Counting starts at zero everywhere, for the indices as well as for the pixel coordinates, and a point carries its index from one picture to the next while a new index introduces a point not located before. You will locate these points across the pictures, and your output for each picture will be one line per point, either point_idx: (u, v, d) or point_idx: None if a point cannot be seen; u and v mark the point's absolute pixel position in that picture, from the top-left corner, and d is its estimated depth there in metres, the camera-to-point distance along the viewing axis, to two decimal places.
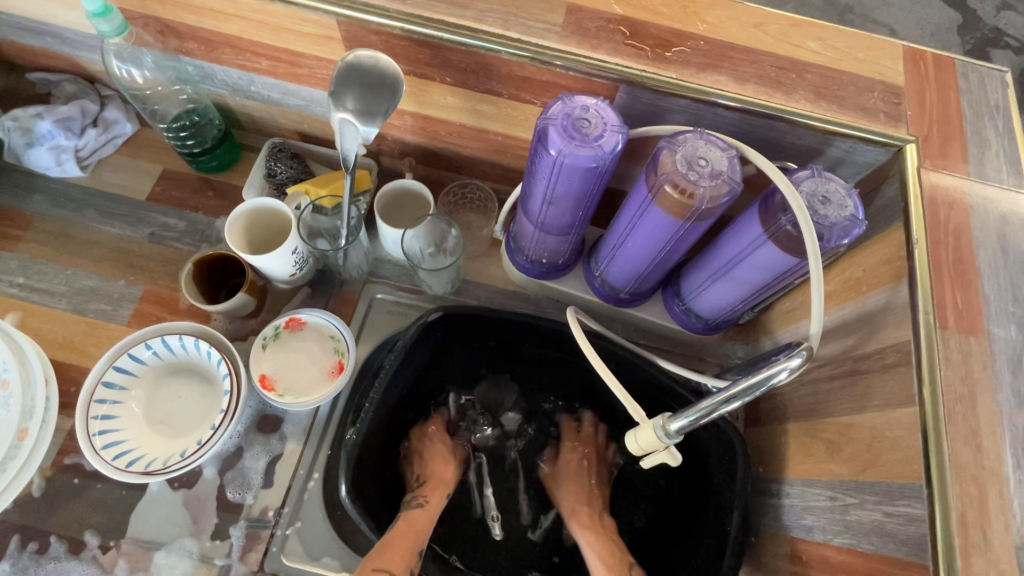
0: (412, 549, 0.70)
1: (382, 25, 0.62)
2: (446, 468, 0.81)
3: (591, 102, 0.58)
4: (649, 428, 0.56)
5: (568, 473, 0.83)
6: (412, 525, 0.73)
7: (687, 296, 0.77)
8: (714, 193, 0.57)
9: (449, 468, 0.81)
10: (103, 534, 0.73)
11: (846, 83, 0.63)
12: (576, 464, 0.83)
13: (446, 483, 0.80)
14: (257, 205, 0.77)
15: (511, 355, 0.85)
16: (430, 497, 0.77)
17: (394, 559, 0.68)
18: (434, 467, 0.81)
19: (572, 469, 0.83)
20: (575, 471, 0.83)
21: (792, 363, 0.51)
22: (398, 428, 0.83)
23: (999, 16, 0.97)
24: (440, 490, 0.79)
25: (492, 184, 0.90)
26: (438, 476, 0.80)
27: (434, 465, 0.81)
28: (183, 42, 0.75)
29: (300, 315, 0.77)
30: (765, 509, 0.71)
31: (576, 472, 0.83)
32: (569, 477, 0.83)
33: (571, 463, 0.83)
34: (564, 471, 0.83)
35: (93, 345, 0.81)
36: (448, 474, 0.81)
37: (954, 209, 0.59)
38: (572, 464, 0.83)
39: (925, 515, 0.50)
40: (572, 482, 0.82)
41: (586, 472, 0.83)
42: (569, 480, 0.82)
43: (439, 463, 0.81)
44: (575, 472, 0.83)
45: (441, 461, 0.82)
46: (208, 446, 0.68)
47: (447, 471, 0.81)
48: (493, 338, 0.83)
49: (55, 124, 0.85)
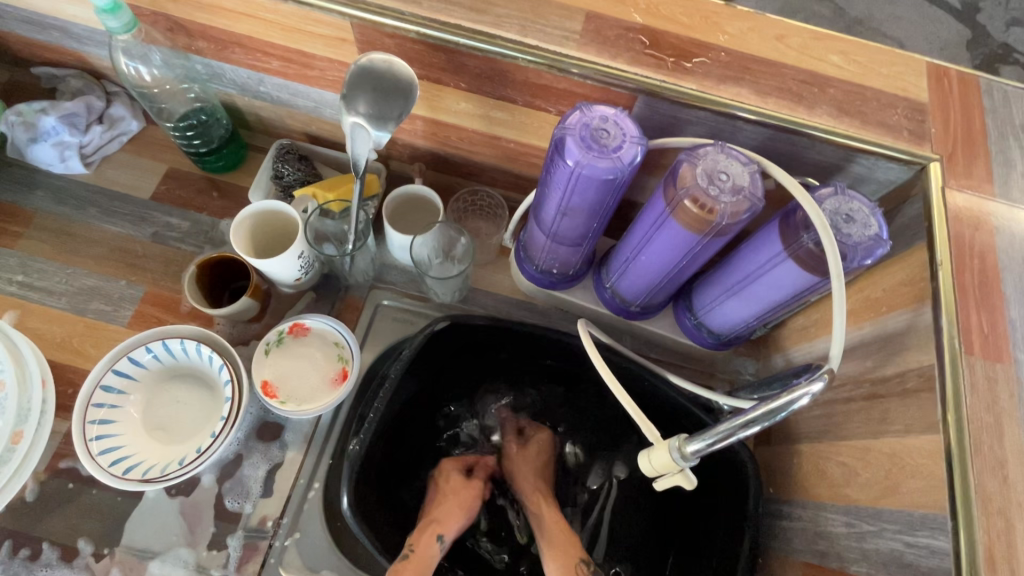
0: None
1: (397, 28, 0.61)
2: (450, 518, 0.75)
3: (610, 112, 0.57)
4: (664, 449, 0.55)
5: (517, 462, 0.81)
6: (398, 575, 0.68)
7: (699, 311, 0.76)
8: (735, 209, 0.56)
9: (452, 512, 0.76)
10: (97, 542, 0.71)
11: (869, 98, 0.61)
12: (525, 454, 0.82)
13: (441, 525, 0.74)
14: (264, 207, 0.76)
15: (519, 366, 0.84)
16: (417, 544, 0.72)
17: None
18: (436, 508, 0.76)
19: (524, 459, 0.81)
20: (528, 460, 0.81)
21: (815, 387, 0.49)
22: (404, 435, 0.80)
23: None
24: (430, 534, 0.73)
25: (502, 192, 0.88)
26: (437, 517, 0.75)
27: (439, 506, 0.76)
28: (192, 40, 0.74)
29: (304, 320, 0.76)
30: (776, 531, 0.69)
31: (528, 459, 0.81)
32: (523, 464, 0.81)
33: (525, 455, 0.82)
34: (516, 464, 0.81)
35: (92, 347, 0.79)
36: (450, 519, 0.75)
37: (979, 231, 0.58)
38: (522, 454, 0.82)
39: (950, 548, 0.48)
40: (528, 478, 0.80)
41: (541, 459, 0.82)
42: (522, 470, 0.81)
43: (446, 504, 0.76)
44: (527, 464, 0.81)
45: (447, 502, 0.77)
46: (208, 453, 0.67)
47: (439, 513, 0.75)
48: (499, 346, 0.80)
49: (59, 120, 0.84)
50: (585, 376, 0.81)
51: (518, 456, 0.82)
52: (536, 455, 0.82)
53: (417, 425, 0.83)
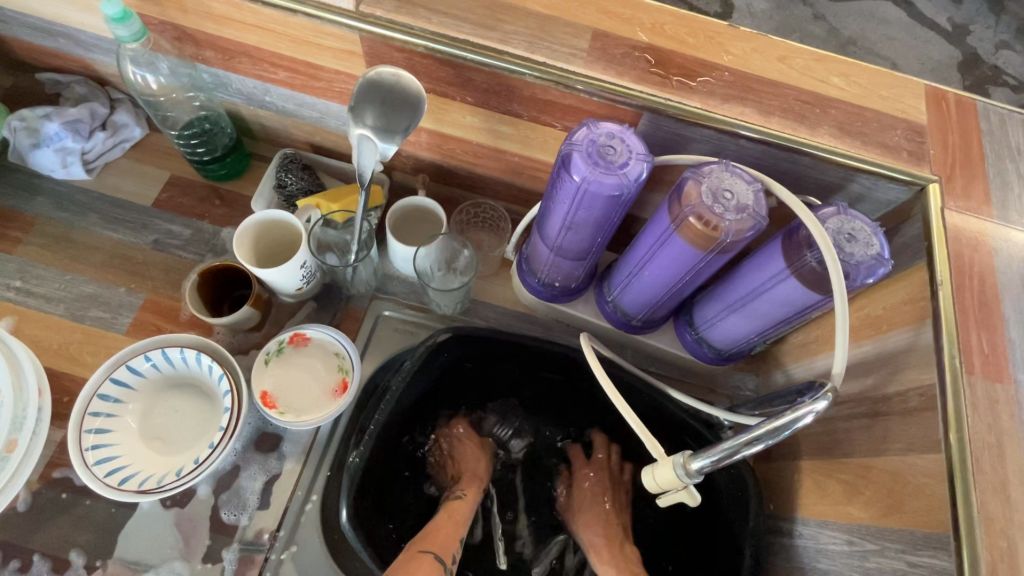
0: (450, 540, 0.73)
1: (406, 43, 0.62)
2: (477, 465, 0.81)
3: (616, 129, 0.57)
4: (668, 466, 0.54)
5: (585, 487, 0.81)
6: (452, 513, 0.76)
7: (700, 326, 0.76)
8: (739, 227, 0.56)
9: (481, 462, 0.82)
10: (89, 554, 0.70)
11: (869, 119, 0.62)
12: (599, 480, 0.81)
13: (481, 476, 0.81)
14: (268, 217, 0.76)
15: (518, 380, 0.83)
16: (469, 488, 0.79)
17: (435, 545, 0.71)
18: (470, 460, 0.81)
19: (587, 487, 0.81)
20: (593, 490, 0.81)
21: (819, 406, 0.49)
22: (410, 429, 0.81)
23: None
24: (477, 487, 0.79)
25: (505, 205, 0.89)
26: (472, 470, 0.81)
27: (469, 460, 0.81)
28: (200, 50, 0.74)
29: (305, 330, 0.76)
30: (775, 548, 0.69)
31: (598, 490, 0.81)
32: (589, 492, 0.81)
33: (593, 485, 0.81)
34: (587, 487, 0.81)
35: (90, 354, 0.79)
36: (481, 469, 0.81)
37: (978, 251, 0.59)
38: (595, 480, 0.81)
39: (952, 568, 0.48)
40: (590, 514, 0.79)
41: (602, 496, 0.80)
42: (589, 497, 0.80)
43: (475, 461, 0.81)
44: (598, 491, 0.80)
45: (473, 456, 0.82)
46: (205, 465, 0.66)
47: (479, 466, 0.81)
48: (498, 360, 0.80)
49: (63, 126, 0.84)
50: (586, 390, 0.81)
51: (588, 488, 0.81)
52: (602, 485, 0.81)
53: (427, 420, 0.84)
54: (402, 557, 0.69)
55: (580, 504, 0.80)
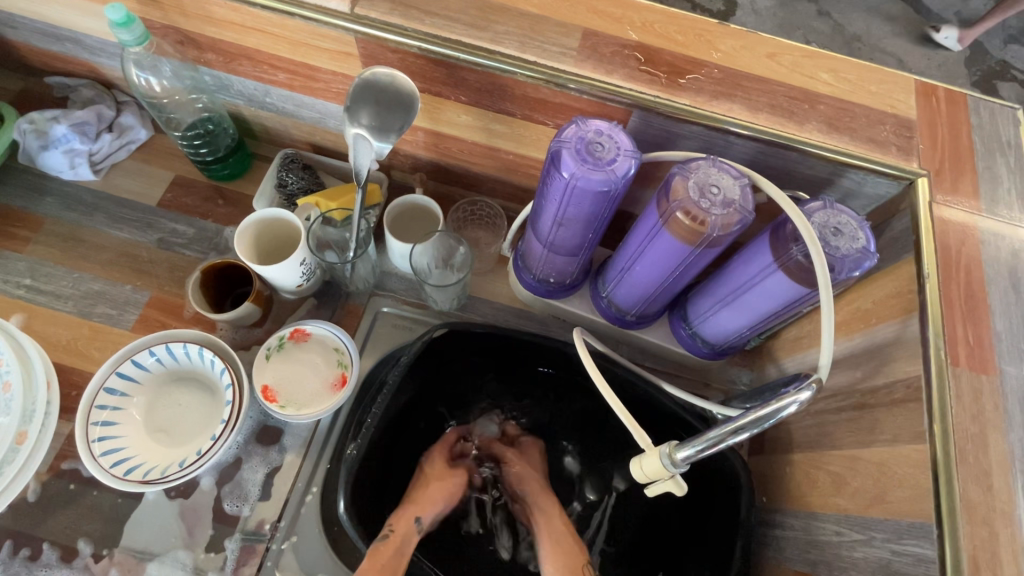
0: None
1: (400, 43, 0.63)
2: (426, 496, 0.77)
3: (605, 127, 0.59)
4: (655, 456, 0.56)
5: (516, 467, 0.83)
6: (375, 559, 0.69)
7: (693, 320, 0.77)
8: (726, 221, 0.57)
9: (429, 494, 0.78)
10: (96, 543, 0.72)
11: (857, 115, 0.63)
12: (525, 458, 0.84)
13: (422, 507, 0.76)
14: (268, 215, 0.78)
15: (511, 373, 0.85)
16: (397, 525, 0.74)
17: None
18: (417, 491, 0.78)
19: (523, 471, 0.82)
20: (528, 469, 0.82)
21: (802, 396, 0.50)
22: (407, 424, 0.82)
23: (1005, 50, 0.96)
24: (408, 516, 0.75)
25: (502, 202, 0.90)
26: (418, 500, 0.77)
27: (422, 489, 0.78)
28: (202, 53, 0.76)
29: (305, 326, 0.77)
30: (767, 540, 0.70)
31: (524, 470, 0.82)
32: (523, 473, 0.82)
33: (528, 461, 0.83)
34: (517, 469, 0.83)
35: (97, 350, 0.81)
36: (431, 502, 0.77)
37: (966, 245, 0.59)
38: (522, 461, 0.83)
39: (935, 556, 0.49)
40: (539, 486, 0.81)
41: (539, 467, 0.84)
42: (523, 477, 0.82)
43: (430, 489, 0.78)
44: (528, 469, 0.83)
45: (431, 486, 0.78)
46: (208, 456, 0.68)
47: (421, 497, 0.77)
48: (485, 354, 0.82)
49: (70, 128, 0.87)
50: (579, 384, 0.82)
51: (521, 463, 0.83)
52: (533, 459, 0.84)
53: (411, 410, 0.82)
54: None
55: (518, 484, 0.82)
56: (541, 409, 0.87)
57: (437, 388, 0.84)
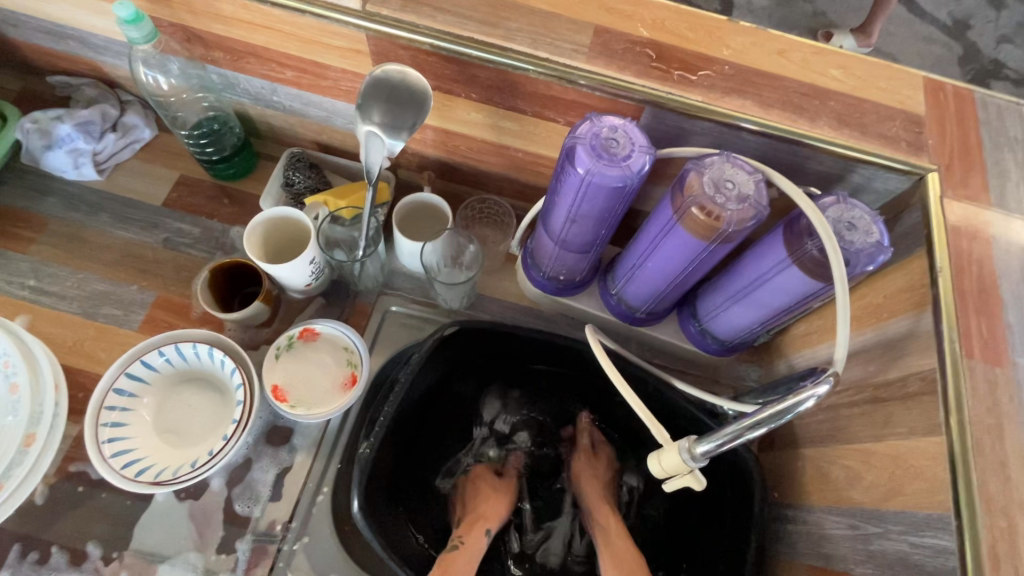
0: None
1: (412, 41, 0.63)
2: (491, 507, 0.80)
3: (619, 123, 0.59)
4: (673, 451, 0.56)
5: (584, 470, 0.82)
6: (449, 563, 0.73)
7: (703, 317, 0.77)
8: (741, 216, 0.57)
9: (496, 507, 0.80)
10: (106, 545, 0.71)
11: (867, 111, 0.63)
12: (593, 464, 0.83)
13: (490, 519, 0.78)
14: (277, 214, 0.77)
15: (514, 368, 0.85)
16: (467, 536, 0.76)
17: None
18: (483, 505, 0.80)
19: (587, 472, 0.82)
20: (595, 475, 0.82)
21: (821, 390, 0.50)
22: (428, 412, 0.83)
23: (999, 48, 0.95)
24: (480, 528, 0.77)
25: (510, 200, 0.90)
26: (484, 513, 0.79)
27: (484, 503, 0.80)
28: (209, 51, 0.75)
29: (315, 325, 0.77)
30: (780, 535, 0.70)
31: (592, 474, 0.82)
32: (588, 475, 0.82)
33: (594, 466, 0.83)
34: (582, 469, 0.82)
35: (103, 351, 0.80)
36: (495, 512, 0.79)
37: (976, 239, 0.60)
38: (587, 463, 0.83)
39: (954, 547, 0.49)
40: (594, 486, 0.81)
41: (604, 476, 0.82)
42: (589, 481, 0.81)
43: (490, 503, 0.80)
44: (592, 474, 0.82)
45: (491, 499, 0.81)
46: (219, 456, 0.67)
47: (491, 509, 0.80)
48: (495, 351, 0.81)
49: (75, 128, 0.86)
50: (588, 381, 0.82)
51: (587, 465, 0.83)
52: (602, 464, 0.83)
53: (433, 402, 0.83)
54: None
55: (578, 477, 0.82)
56: (564, 406, 0.87)
57: (447, 386, 0.83)
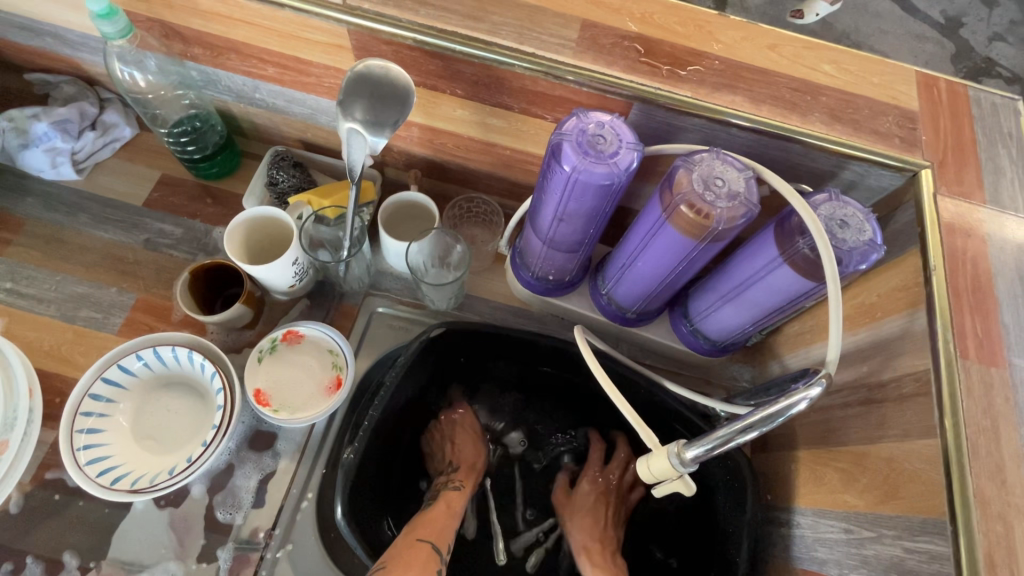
0: (446, 530, 0.72)
1: (395, 35, 0.61)
2: (475, 454, 0.81)
3: (606, 119, 0.57)
4: (662, 455, 0.54)
5: (573, 509, 0.80)
6: (450, 504, 0.75)
7: (695, 317, 0.76)
8: (731, 214, 0.56)
9: (476, 449, 0.81)
10: (83, 555, 0.69)
11: (860, 106, 0.62)
12: (588, 507, 0.80)
13: (476, 464, 0.80)
14: (258, 213, 0.75)
15: (509, 370, 0.83)
16: (466, 479, 0.78)
17: (432, 535, 0.70)
18: (464, 450, 0.81)
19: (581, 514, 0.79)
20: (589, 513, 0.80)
21: (812, 393, 0.49)
22: (421, 402, 0.82)
23: (992, 47, 0.76)
24: (474, 476, 0.79)
25: (499, 199, 0.88)
26: (466, 460, 0.80)
27: (463, 446, 0.81)
28: (187, 47, 0.73)
29: (298, 328, 0.75)
30: (774, 539, 0.69)
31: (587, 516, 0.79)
32: (581, 517, 0.79)
33: (581, 506, 0.80)
34: (572, 506, 0.81)
35: (81, 355, 0.78)
36: (473, 458, 0.80)
37: (971, 237, 0.58)
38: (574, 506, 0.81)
39: (950, 553, 0.48)
40: (585, 518, 0.79)
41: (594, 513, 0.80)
42: (580, 522, 0.79)
43: (466, 448, 0.81)
44: (585, 515, 0.79)
45: (466, 444, 0.81)
46: (198, 463, 0.65)
47: (476, 456, 0.81)
48: (495, 355, 0.80)
49: (51, 126, 0.83)
50: (580, 385, 0.81)
51: (571, 509, 0.81)
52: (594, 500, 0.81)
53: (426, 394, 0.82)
54: (399, 545, 0.68)
55: (569, 512, 0.80)
56: (557, 408, 0.85)
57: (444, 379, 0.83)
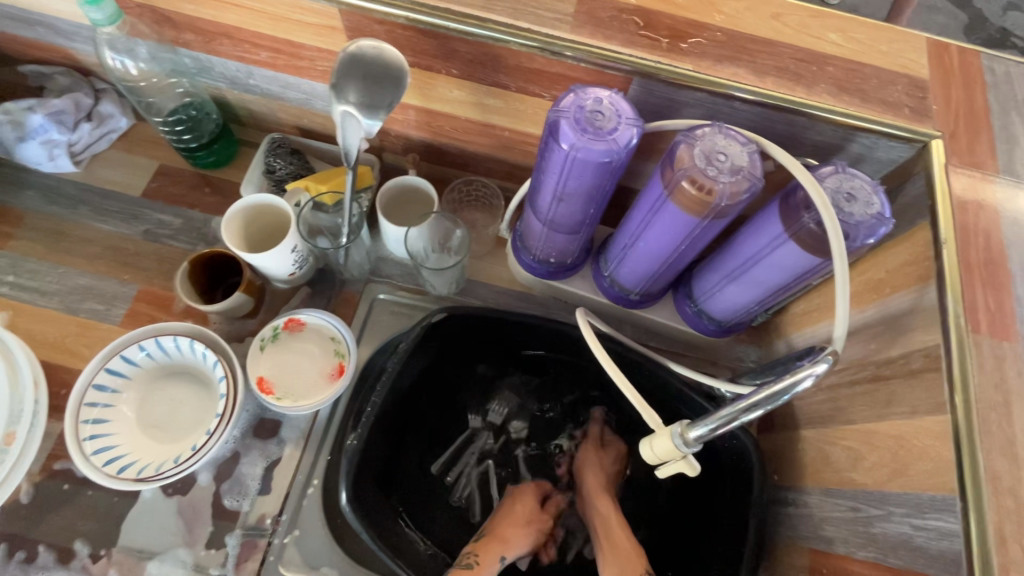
0: None
1: (387, 14, 0.60)
2: (512, 531, 0.73)
3: (604, 94, 0.56)
4: (666, 436, 0.54)
5: (588, 461, 0.79)
6: None
7: (700, 297, 0.75)
8: (734, 189, 0.54)
9: (514, 530, 0.74)
10: (94, 543, 0.70)
11: (868, 76, 0.60)
12: (600, 458, 0.79)
13: (508, 546, 0.73)
14: (256, 201, 0.75)
15: (495, 347, 0.82)
16: (481, 558, 0.71)
17: None
18: (503, 526, 0.74)
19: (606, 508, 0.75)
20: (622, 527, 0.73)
21: (818, 369, 0.48)
22: (405, 403, 0.78)
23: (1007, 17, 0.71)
24: (495, 552, 0.72)
25: (498, 182, 0.87)
26: (505, 537, 0.73)
27: (507, 524, 0.74)
28: (179, 33, 0.72)
29: (300, 315, 0.75)
30: (780, 518, 0.68)
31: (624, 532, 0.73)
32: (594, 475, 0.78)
33: (602, 461, 0.79)
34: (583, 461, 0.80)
35: (86, 347, 0.78)
36: (516, 540, 0.73)
37: (983, 209, 0.57)
38: (596, 459, 0.79)
39: (960, 530, 0.47)
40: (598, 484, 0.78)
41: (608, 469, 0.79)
42: (592, 471, 0.78)
43: (513, 520, 0.75)
44: (598, 465, 0.79)
45: (518, 522, 0.75)
46: (203, 451, 0.66)
47: (511, 530, 0.74)
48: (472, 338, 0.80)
49: (47, 118, 0.82)
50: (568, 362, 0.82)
51: (595, 459, 0.79)
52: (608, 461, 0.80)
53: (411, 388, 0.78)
54: None
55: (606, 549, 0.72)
56: (553, 389, 0.84)
57: (435, 373, 0.81)
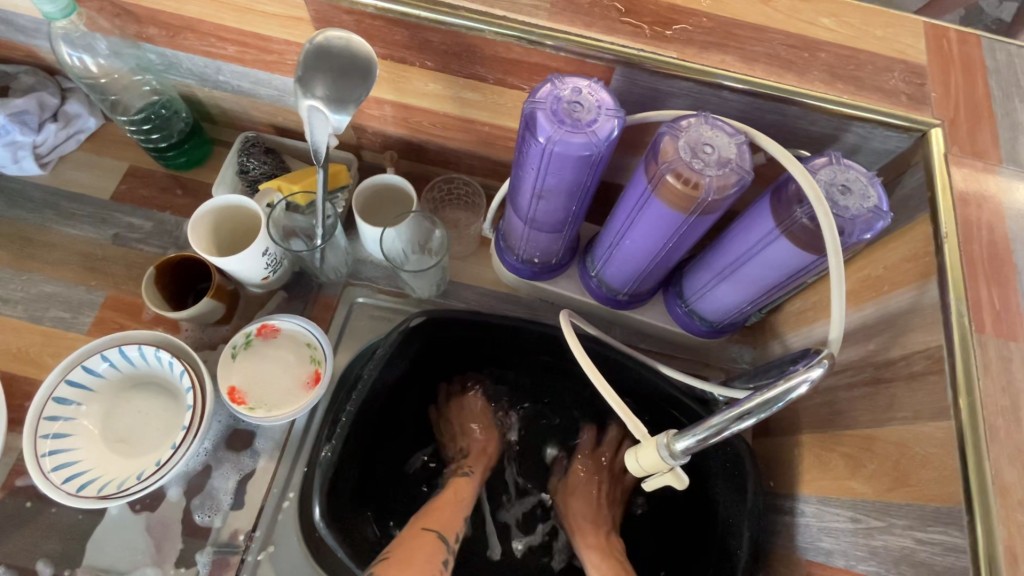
0: (456, 515, 0.70)
1: (354, 3, 0.57)
2: (486, 440, 0.80)
3: (583, 83, 0.52)
4: (652, 447, 0.51)
5: (576, 483, 0.79)
6: (458, 491, 0.74)
7: (690, 297, 0.71)
8: (722, 182, 0.51)
9: (491, 440, 0.80)
10: (57, 563, 0.67)
11: (863, 62, 0.57)
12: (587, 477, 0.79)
13: (490, 455, 0.79)
14: (226, 202, 0.72)
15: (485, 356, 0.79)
16: (474, 466, 0.77)
17: (438, 522, 0.68)
18: (481, 439, 0.80)
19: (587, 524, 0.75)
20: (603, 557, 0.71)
21: (814, 373, 0.45)
22: (393, 407, 0.77)
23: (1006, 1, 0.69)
24: (483, 463, 0.78)
25: (481, 179, 0.84)
26: (484, 449, 0.79)
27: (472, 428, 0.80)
28: (142, 27, 0.69)
29: (274, 321, 0.72)
30: (777, 527, 0.65)
31: (602, 558, 0.71)
32: (572, 496, 0.78)
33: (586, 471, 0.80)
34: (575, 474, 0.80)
35: (51, 357, 0.75)
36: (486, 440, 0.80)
37: (986, 201, 0.54)
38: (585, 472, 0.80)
39: (967, 546, 0.44)
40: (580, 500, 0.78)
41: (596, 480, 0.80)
42: (577, 487, 0.79)
43: (474, 435, 0.80)
44: (586, 488, 0.79)
45: (477, 427, 0.80)
46: (168, 466, 0.62)
47: (489, 443, 0.80)
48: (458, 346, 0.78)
49: (10, 119, 0.77)
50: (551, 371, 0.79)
51: (581, 470, 0.80)
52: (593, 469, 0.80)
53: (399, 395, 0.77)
54: (404, 533, 0.67)
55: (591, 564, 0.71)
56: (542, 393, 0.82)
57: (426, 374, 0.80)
